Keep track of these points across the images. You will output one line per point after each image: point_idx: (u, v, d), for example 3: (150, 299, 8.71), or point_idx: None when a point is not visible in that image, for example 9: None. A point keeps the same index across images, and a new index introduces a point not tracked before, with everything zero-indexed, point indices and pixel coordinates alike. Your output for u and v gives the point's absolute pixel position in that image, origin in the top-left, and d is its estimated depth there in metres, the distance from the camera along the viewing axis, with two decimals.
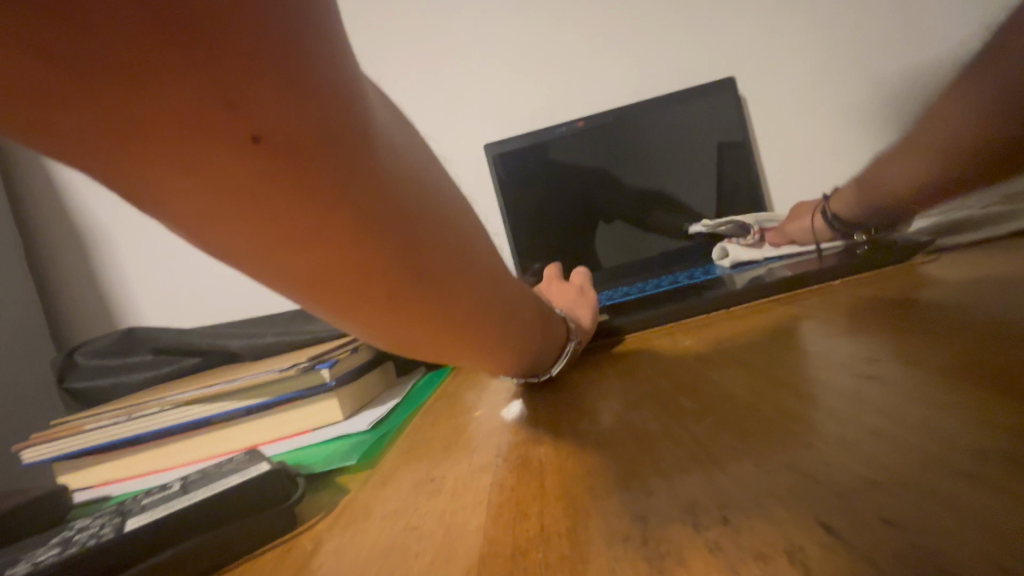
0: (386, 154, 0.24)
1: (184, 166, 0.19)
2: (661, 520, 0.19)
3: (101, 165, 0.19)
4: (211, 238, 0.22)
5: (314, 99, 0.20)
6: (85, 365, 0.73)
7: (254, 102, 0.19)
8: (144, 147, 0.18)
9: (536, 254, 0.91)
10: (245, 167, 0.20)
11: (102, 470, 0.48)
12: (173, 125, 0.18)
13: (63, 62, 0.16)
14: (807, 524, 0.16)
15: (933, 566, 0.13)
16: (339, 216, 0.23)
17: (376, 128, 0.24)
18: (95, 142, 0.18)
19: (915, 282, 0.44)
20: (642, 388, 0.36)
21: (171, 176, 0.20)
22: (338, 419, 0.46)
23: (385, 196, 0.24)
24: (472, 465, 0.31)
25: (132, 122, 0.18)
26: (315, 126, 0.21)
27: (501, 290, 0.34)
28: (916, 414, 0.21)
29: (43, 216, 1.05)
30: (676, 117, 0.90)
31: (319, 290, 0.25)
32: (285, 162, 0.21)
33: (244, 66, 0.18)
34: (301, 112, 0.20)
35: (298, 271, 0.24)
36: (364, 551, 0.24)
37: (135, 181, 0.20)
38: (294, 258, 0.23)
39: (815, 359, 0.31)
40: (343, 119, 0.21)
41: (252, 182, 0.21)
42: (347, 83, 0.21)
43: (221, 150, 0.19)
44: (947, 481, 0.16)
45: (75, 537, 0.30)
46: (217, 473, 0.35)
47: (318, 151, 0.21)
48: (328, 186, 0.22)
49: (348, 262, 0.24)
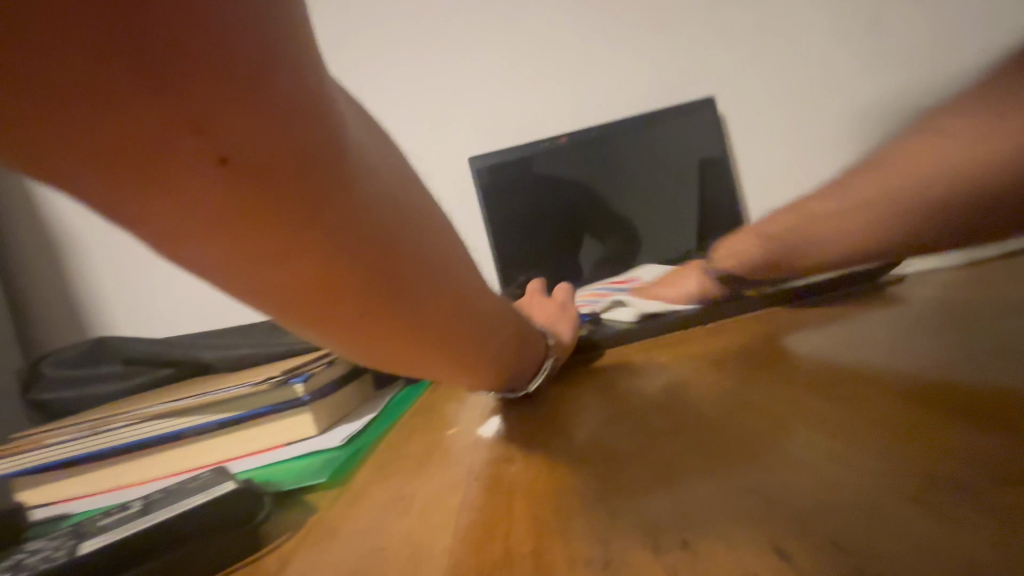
0: (362, 175, 0.24)
1: (145, 184, 0.19)
2: (624, 544, 0.19)
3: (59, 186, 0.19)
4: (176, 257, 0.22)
5: (285, 119, 0.20)
6: (51, 374, 0.71)
7: (226, 123, 0.19)
8: (109, 165, 0.18)
9: (519, 266, 0.91)
10: (210, 187, 0.20)
11: (63, 486, 0.47)
12: (138, 147, 0.18)
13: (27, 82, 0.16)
14: (764, 549, 0.16)
15: None
16: (306, 240, 0.23)
17: (352, 150, 0.24)
18: (52, 162, 0.18)
19: (887, 304, 0.45)
20: (618, 405, 0.36)
21: (132, 194, 0.19)
22: (312, 434, 0.45)
23: (356, 216, 0.24)
24: (444, 483, 0.31)
25: (95, 143, 0.17)
26: (286, 148, 0.20)
27: (479, 308, 0.34)
28: (875, 438, 0.21)
29: (17, 216, 1.02)
30: (659, 134, 0.92)
31: (288, 310, 0.25)
32: (255, 182, 0.20)
33: (209, 88, 0.18)
34: (269, 134, 0.20)
35: (264, 290, 0.24)
36: (328, 573, 0.24)
37: (96, 200, 0.19)
38: (262, 277, 0.23)
39: (785, 381, 0.31)
40: (315, 141, 0.21)
41: (218, 201, 0.20)
42: (320, 103, 0.21)
43: (186, 168, 0.19)
44: (898, 509, 0.17)
45: (28, 559, 0.29)
46: (182, 491, 0.34)
47: (289, 173, 0.21)
48: (298, 211, 0.22)
49: (316, 280, 0.24)
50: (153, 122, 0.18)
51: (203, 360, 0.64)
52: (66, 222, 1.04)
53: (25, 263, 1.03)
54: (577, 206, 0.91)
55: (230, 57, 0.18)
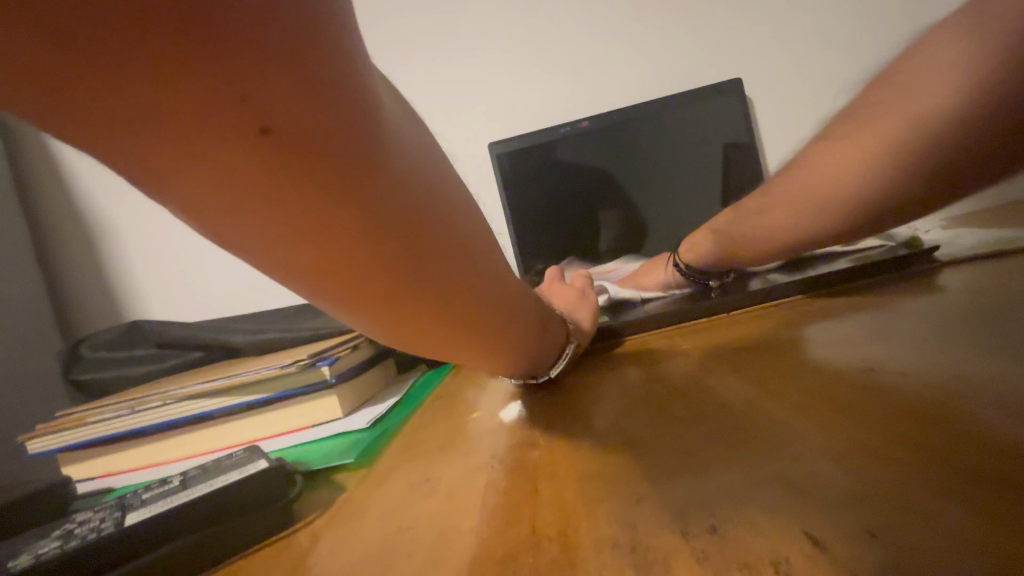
0: (391, 160, 0.24)
1: (183, 169, 0.19)
2: (650, 527, 0.19)
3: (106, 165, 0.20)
4: (214, 235, 0.23)
5: (317, 105, 0.20)
6: (90, 356, 0.74)
7: (261, 110, 0.19)
8: (149, 151, 0.19)
9: (538, 253, 0.91)
10: (245, 173, 0.20)
11: (104, 462, 0.49)
12: (177, 134, 0.18)
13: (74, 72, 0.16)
14: (793, 534, 0.16)
15: None
16: (335, 224, 0.23)
17: (382, 136, 0.24)
18: (98, 145, 0.19)
19: (921, 292, 0.44)
20: (641, 391, 0.36)
21: (170, 180, 0.20)
22: (338, 415, 0.46)
23: (384, 201, 0.24)
24: (468, 466, 0.31)
25: (136, 128, 0.18)
26: (317, 134, 0.21)
27: (502, 293, 0.34)
28: (910, 427, 0.21)
29: (52, 203, 1.06)
30: (683, 118, 0.90)
31: (317, 289, 0.26)
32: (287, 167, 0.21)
33: (245, 75, 0.18)
34: (299, 119, 0.20)
35: (296, 272, 0.24)
36: (358, 550, 0.24)
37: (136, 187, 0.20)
38: (293, 261, 0.24)
39: (815, 368, 0.31)
40: (344, 126, 0.21)
41: (252, 185, 0.21)
42: (352, 88, 0.21)
43: (222, 154, 0.19)
44: (932, 498, 0.16)
45: (76, 530, 0.31)
46: (217, 468, 0.36)
47: (319, 159, 0.21)
48: (326, 196, 0.22)
49: (344, 264, 0.24)
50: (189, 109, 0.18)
51: (231, 343, 0.66)
52: (98, 209, 1.07)
53: (62, 249, 1.07)
54: (598, 192, 0.90)
55: (263, 42, 0.18)
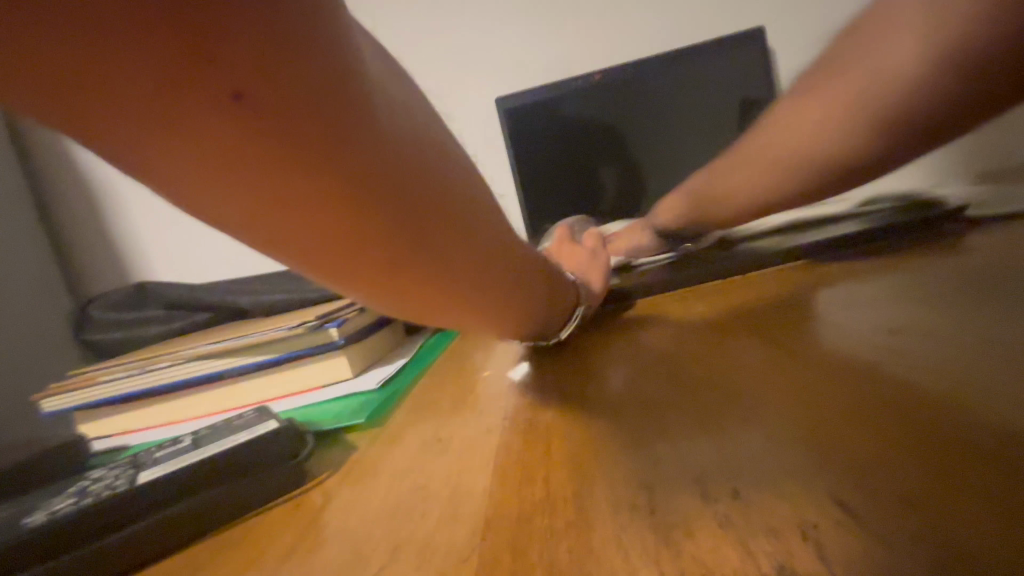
0: (387, 109, 0.23)
1: (171, 120, 0.18)
2: (669, 492, 0.18)
3: (78, 128, 0.18)
4: (201, 204, 0.21)
5: (310, 49, 0.19)
6: (101, 318, 0.74)
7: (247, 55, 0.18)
8: (136, 101, 0.17)
9: (547, 214, 0.89)
10: (233, 126, 0.19)
11: (119, 421, 0.49)
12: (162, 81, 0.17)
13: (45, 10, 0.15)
14: (820, 503, 0.16)
15: (948, 550, 0.13)
16: (335, 179, 0.22)
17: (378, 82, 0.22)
18: (72, 99, 0.17)
19: (942, 253, 0.43)
20: (650, 355, 0.35)
21: (160, 132, 0.18)
22: (348, 376, 0.47)
23: (385, 156, 0.23)
24: (478, 427, 0.31)
25: (116, 74, 0.17)
26: (310, 82, 0.19)
27: (510, 254, 0.33)
28: (935, 391, 0.20)
29: (52, 162, 1.04)
30: (700, 71, 0.86)
31: (315, 257, 0.25)
32: (278, 117, 0.19)
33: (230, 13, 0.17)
34: (289, 63, 0.19)
35: (295, 232, 0.23)
36: (371, 510, 0.25)
37: (125, 141, 0.19)
38: (293, 219, 0.22)
39: (831, 332, 0.30)
40: (339, 71, 0.20)
41: (245, 138, 0.19)
42: (344, 30, 0.20)
43: (209, 103, 0.18)
44: (965, 463, 0.16)
45: (92, 487, 0.31)
46: (229, 428, 0.36)
47: (314, 107, 0.20)
48: (323, 150, 0.21)
49: (347, 222, 0.23)
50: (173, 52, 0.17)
51: (239, 305, 0.66)
52: (96, 170, 1.05)
53: (64, 210, 1.06)
54: (607, 152, 0.88)
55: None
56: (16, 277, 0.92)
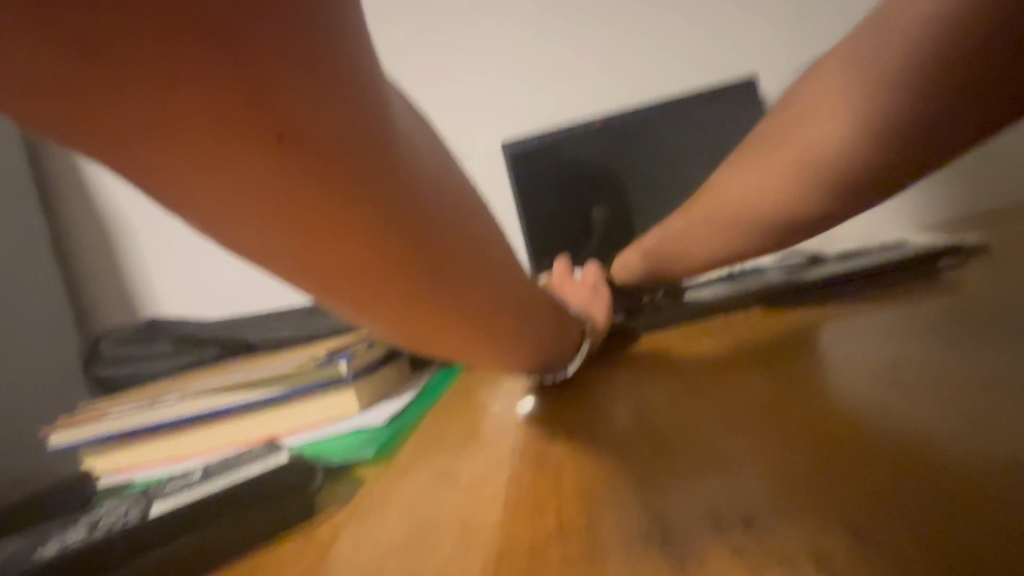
0: (405, 153, 0.24)
1: (205, 162, 0.19)
2: (682, 523, 0.18)
3: (115, 169, 0.19)
4: (227, 239, 0.22)
5: (339, 99, 0.20)
6: (110, 352, 0.75)
7: (280, 104, 0.19)
8: (174, 145, 0.19)
9: (551, 252, 0.90)
10: (262, 168, 0.20)
11: (124, 456, 0.49)
12: (200, 126, 0.18)
13: (100, 65, 0.16)
14: (834, 531, 0.16)
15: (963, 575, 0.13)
16: (355, 217, 0.23)
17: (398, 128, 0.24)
18: (116, 144, 0.18)
19: (944, 289, 0.43)
20: (658, 389, 0.36)
21: (194, 173, 0.20)
22: (355, 412, 0.47)
23: (403, 196, 0.24)
24: (487, 461, 0.31)
25: (159, 117, 0.18)
26: (336, 127, 0.21)
27: (518, 290, 0.34)
28: (943, 423, 0.21)
29: (73, 202, 1.07)
30: (699, 116, 0.90)
31: (331, 289, 0.25)
32: (304, 160, 0.21)
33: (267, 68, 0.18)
34: (317, 109, 0.20)
35: (313, 267, 0.24)
36: (381, 543, 0.24)
37: (160, 181, 0.20)
38: (312, 254, 0.23)
39: (838, 366, 0.30)
40: (364, 119, 0.21)
41: (272, 179, 0.21)
42: (370, 81, 0.21)
43: (241, 147, 0.19)
44: (977, 492, 0.16)
45: (102, 519, 0.31)
46: (238, 462, 0.36)
47: (339, 150, 0.21)
48: (343, 187, 0.22)
49: (364, 257, 0.24)
50: (216, 99, 0.18)
51: (248, 341, 0.66)
52: (114, 209, 1.08)
53: (80, 248, 1.08)
54: (610, 191, 0.90)
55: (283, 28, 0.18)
56: (27, 312, 0.93)
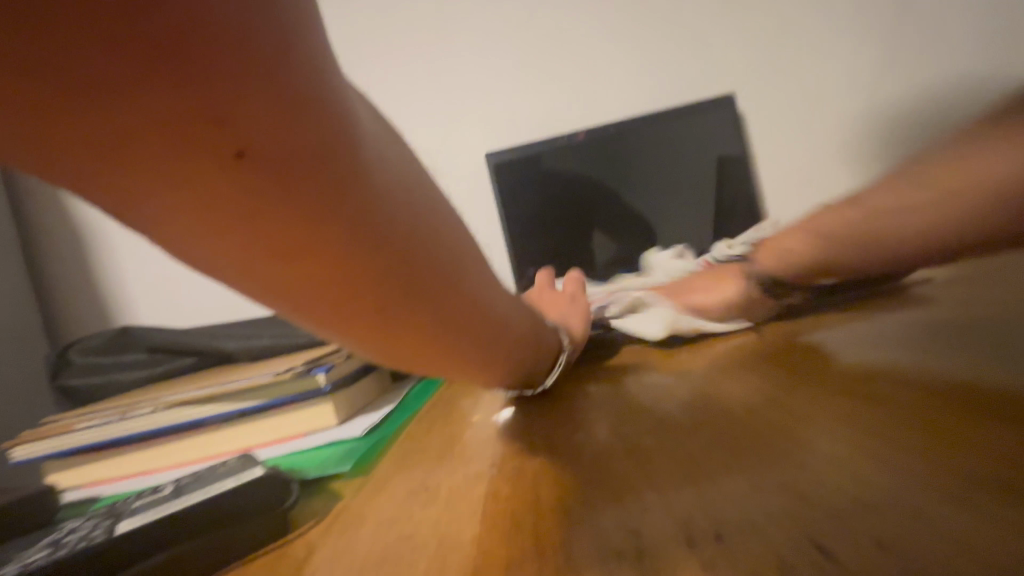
0: (378, 169, 0.24)
1: (175, 176, 0.19)
2: (656, 537, 0.19)
3: (81, 178, 0.19)
4: (197, 251, 0.22)
5: (312, 116, 0.20)
6: (79, 362, 0.72)
7: (251, 119, 0.19)
8: (143, 158, 0.18)
9: (533, 263, 0.91)
10: (233, 182, 0.20)
11: (92, 469, 0.47)
12: (171, 141, 0.18)
13: (61, 75, 0.16)
14: (800, 544, 0.16)
15: None
16: (329, 231, 0.23)
17: (370, 144, 0.24)
18: (83, 154, 0.18)
19: (912, 304, 0.45)
20: (636, 402, 0.36)
21: (163, 187, 0.19)
22: (332, 424, 0.46)
23: (377, 210, 0.24)
24: (465, 475, 0.31)
25: (127, 129, 0.18)
26: (310, 143, 0.21)
27: (495, 305, 0.35)
28: (902, 436, 0.21)
29: (43, 207, 1.04)
30: (679, 131, 0.91)
31: (303, 302, 0.25)
32: (276, 175, 0.21)
33: (242, 85, 0.18)
34: (290, 124, 0.20)
35: (287, 281, 0.24)
36: (357, 560, 0.24)
37: (130, 195, 0.20)
38: (286, 267, 0.23)
39: (807, 379, 0.31)
40: (337, 135, 0.22)
41: (244, 194, 0.21)
42: (340, 99, 0.21)
43: (209, 162, 0.19)
44: (939, 504, 0.16)
45: (65, 538, 0.30)
46: (211, 476, 0.35)
47: (313, 165, 0.21)
48: (316, 200, 0.22)
49: (339, 272, 0.24)
50: (188, 111, 0.18)
51: (223, 351, 0.65)
52: (85, 215, 1.05)
53: (49, 254, 1.05)
54: (592, 203, 0.90)
55: (251, 41, 0.18)
56: None
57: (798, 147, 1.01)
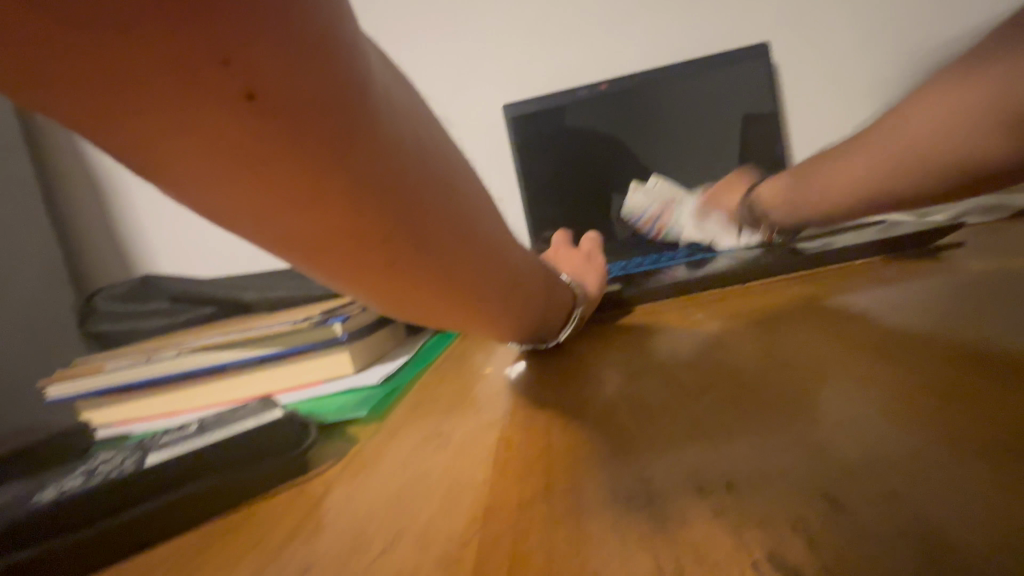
0: (387, 117, 0.24)
1: (176, 123, 0.19)
2: (665, 484, 0.19)
3: (89, 122, 0.19)
4: (208, 197, 0.22)
5: (316, 60, 0.20)
6: (104, 309, 0.75)
7: (255, 62, 0.18)
8: (144, 103, 0.18)
9: (548, 220, 0.89)
10: (237, 131, 0.20)
11: (121, 408, 0.50)
12: (172, 86, 0.18)
13: (59, 12, 0.15)
14: (812, 495, 0.16)
15: (937, 541, 0.13)
16: (334, 181, 0.23)
17: (377, 91, 0.23)
18: (84, 90, 0.17)
19: (938, 268, 0.43)
20: (650, 358, 0.36)
21: (165, 135, 0.19)
22: (349, 372, 0.47)
23: (383, 161, 0.24)
24: (476, 423, 0.32)
25: (127, 71, 0.17)
26: (315, 89, 0.20)
27: (509, 260, 0.34)
28: (919, 398, 0.21)
29: (63, 157, 1.05)
30: (706, 82, 0.87)
31: (310, 252, 0.25)
32: (281, 122, 0.20)
33: (242, 28, 0.18)
34: (298, 66, 0.19)
35: (293, 232, 0.24)
36: (372, 499, 0.25)
37: (132, 142, 0.19)
38: (290, 218, 0.23)
39: (822, 341, 0.31)
40: (342, 81, 0.21)
41: (247, 143, 0.20)
42: (345, 42, 0.20)
43: (212, 110, 0.19)
44: (957, 464, 0.16)
45: (98, 468, 0.32)
46: (232, 417, 0.36)
47: (319, 113, 0.21)
48: (326, 153, 0.22)
49: (344, 224, 0.24)
50: (191, 53, 0.17)
51: (243, 301, 0.66)
52: (103, 166, 1.05)
53: (72, 204, 1.06)
54: (610, 160, 0.88)
55: None
56: (18, 265, 0.92)
57: (829, 105, 0.96)
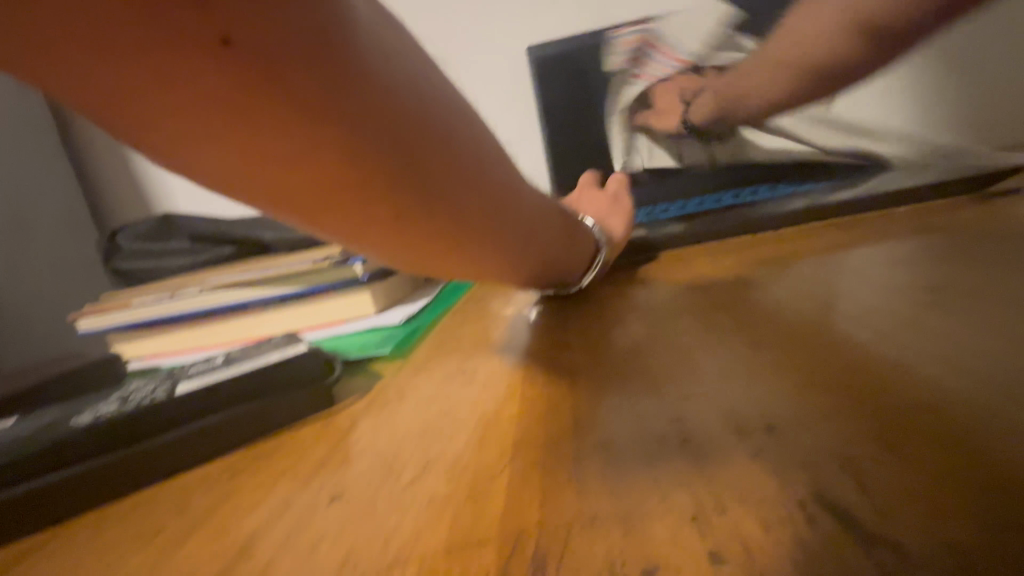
0: (374, 54, 0.22)
1: (158, 78, 0.18)
2: (703, 424, 0.19)
3: (77, 86, 0.18)
4: (207, 164, 0.21)
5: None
6: (127, 247, 0.75)
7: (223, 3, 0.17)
8: (126, 57, 0.17)
9: None
10: (217, 83, 0.19)
11: (150, 343, 0.51)
12: (149, 36, 0.17)
13: None
14: (858, 439, 0.16)
15: (1002, 485, 0.13)
16: (329, 130, 0.21)
17: (358, 28, 0.21)
18: (59, 49, 0.17)
19: (985, 215, 0.41)
20: (678, 303, 0.35)
21: (150, 93, 0.18)
22: (370, 313, 0.47)
23: (379, 102, 0.22)
24: (500, 362, 0.32)
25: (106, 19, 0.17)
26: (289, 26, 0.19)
27: (525, 203, 0.33)
28: (962, 349, 0.20)
29: None
30: None
31: (319, 213, 0.24)
32: (259, 68, 0.19)
33: None
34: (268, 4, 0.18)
35: (297, 193, 0.22)
36: (399, 431, 0.26)
37: (121, 105, 0.19)
38: (291, 179, 0.22)
39: (857, 291, 0.29)
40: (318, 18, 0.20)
41: (229, 97, 0.19)
42: None
43: (190, 61, 0.18)
44: (1012, 412, 0.15)
45: (132, 396, 0.33)
46: (257, 351, 0.37)
47: (298, 52, 0.19)
48: (311, 96, 0.20)
49: (348, 179, 0.23)
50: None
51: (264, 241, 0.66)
52: None
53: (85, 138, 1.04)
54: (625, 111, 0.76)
55: None
56: (42, 202, 0.93)
57: None
